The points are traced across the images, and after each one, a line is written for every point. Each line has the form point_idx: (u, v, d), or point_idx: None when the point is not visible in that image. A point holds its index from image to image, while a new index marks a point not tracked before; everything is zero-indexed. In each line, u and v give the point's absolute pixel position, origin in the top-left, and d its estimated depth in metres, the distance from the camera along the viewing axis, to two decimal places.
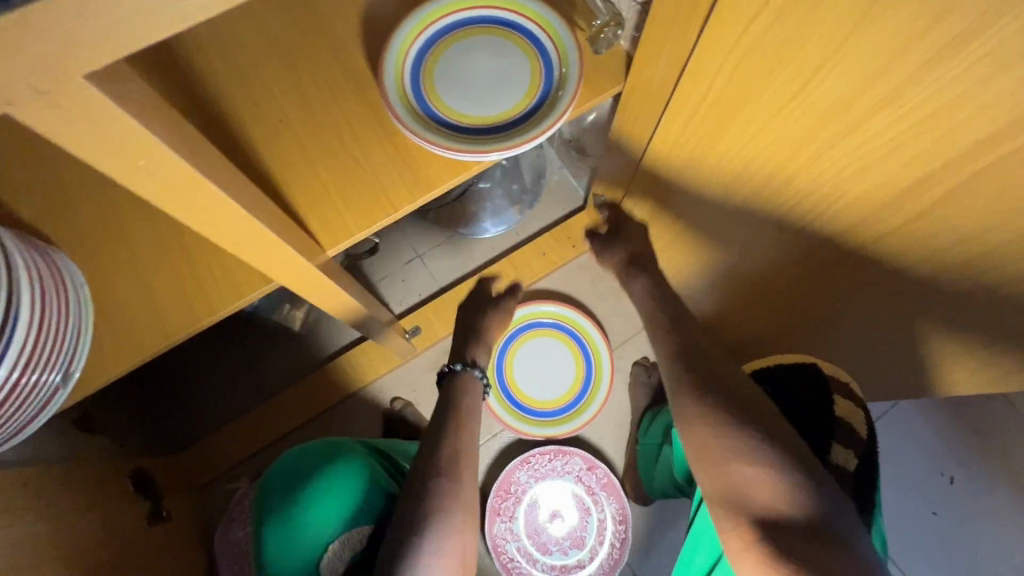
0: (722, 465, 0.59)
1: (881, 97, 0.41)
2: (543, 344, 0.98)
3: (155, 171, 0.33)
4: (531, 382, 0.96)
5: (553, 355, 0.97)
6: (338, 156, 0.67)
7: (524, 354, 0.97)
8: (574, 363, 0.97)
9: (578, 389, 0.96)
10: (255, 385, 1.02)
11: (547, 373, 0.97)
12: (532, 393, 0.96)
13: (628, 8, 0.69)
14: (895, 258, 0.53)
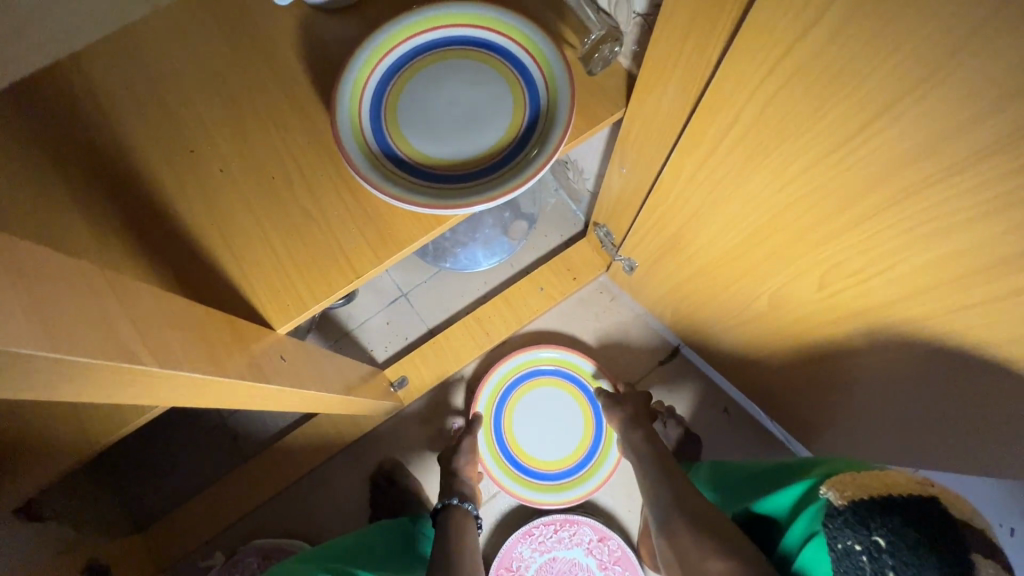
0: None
1: (978, 152, 0.30)
2: (551, 395, 0.88)
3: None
4: (527, 435, 0.86)
5: (560, 411, 0.87)
6: (287, 214, 0.56)
7: (527, 404, 0.88)
8: (582, 427, 0.86)
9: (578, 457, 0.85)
10: (229, 448, 0.92)
11: (550, 428, 0.86)
12: (525, 446, 0.86)
13: (626, 20, 0.57)
14: (979, 334, 0.41)
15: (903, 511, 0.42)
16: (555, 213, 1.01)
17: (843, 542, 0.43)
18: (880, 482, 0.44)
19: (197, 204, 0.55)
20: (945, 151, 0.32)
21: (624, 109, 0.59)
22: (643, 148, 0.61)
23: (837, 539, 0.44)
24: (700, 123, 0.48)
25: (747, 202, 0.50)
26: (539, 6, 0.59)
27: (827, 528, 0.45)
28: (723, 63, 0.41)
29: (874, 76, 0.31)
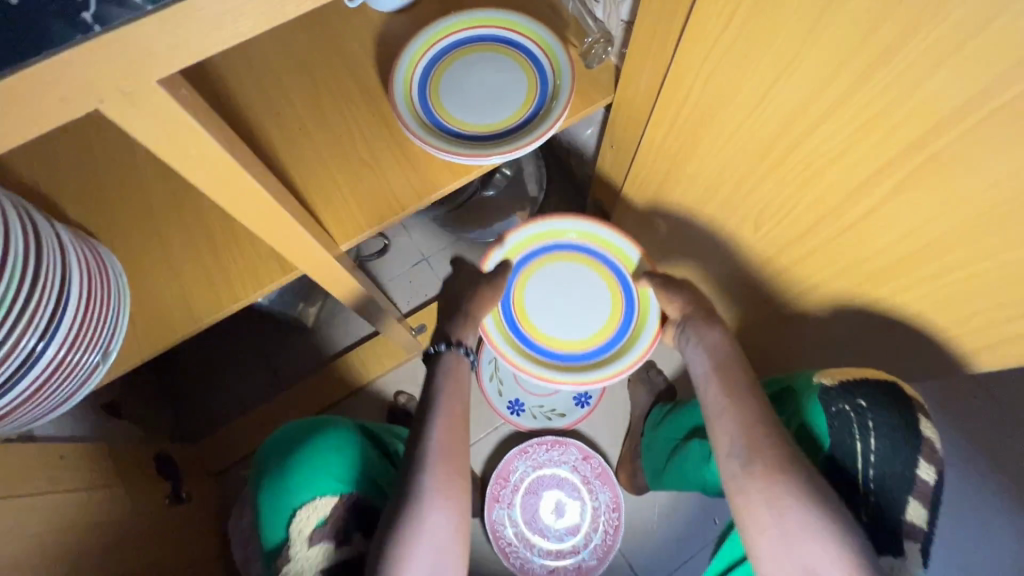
0: (781, 516, 0.53)
1: (830, 103, 0.47)
2: (589, 279, 0.77)
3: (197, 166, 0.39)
4: (537, 296, 0.77)
5: (584, 298, 0.77)
6: (350, 161, 0.73)
7: (549, 273, 0.78)
8: (600, 329, 0.76)
9: (568, 350, 0.76)
10: (269, 378, 1.06)
11: (570, 307, 0.77)
12: (529, 302, 0.77)
13: (616, 27, 0.75)
14: (856, 250, 0.58)
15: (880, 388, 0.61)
16: (558, 197, 1.19)
17: (837, 404, 0.61)
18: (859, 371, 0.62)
19: (284, 148, 0.72)
20: (811, 108, 0.49)
21: (610, 96, 0.77)
22: (627, 124, 0.78)
23: (833, 402, 0.61)
24: (667, 98, 0.65)
25: (701, 160, 0.67)
26: (552, 13, 0.77)
27: (828, 396, 0.62)
28: (679, 52, 0.58)
29: (768, 53, 0.48)
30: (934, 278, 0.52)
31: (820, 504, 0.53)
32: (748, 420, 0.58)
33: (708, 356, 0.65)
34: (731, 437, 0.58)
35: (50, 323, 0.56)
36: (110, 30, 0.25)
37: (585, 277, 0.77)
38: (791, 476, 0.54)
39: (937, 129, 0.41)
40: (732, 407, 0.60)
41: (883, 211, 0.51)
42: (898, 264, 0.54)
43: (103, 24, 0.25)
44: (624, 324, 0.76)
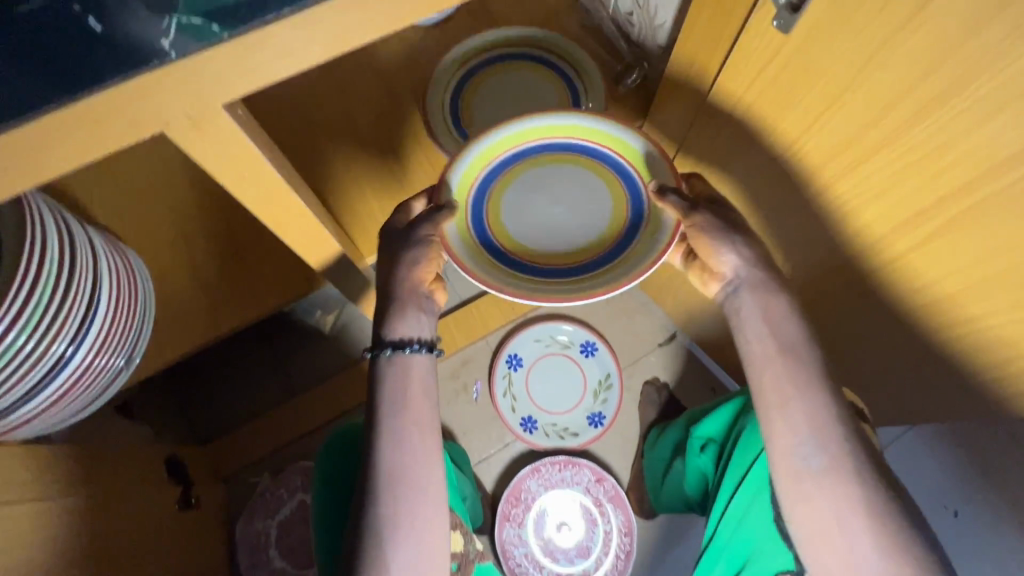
0: (840, 517, 0.54)
1: (878, 139, 0.47)
2: (589, 185, 0.62)
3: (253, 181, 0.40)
4: (516, 196, 0.62)
5: (577, 207, 0.61)
6: (382, 174, 0.74)
7: (526, 177, 0.62)
8: (589, 245, 0.60)
9: (542, 265, 0.60)
10: (281, 384, 1.06)
11: (555, 212, 0.61)
12: (508, 208, 0.62)
13: (652, 50, 0.73)
14: (886, 288, 0.58)
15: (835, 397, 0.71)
16: None
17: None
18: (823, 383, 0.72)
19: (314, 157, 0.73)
20: (854, 146, 0.49)
21: (642, 119, 0.77)
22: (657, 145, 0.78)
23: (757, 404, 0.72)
24: (702, 124, 0.65)
25: (733, 185, 0.67)
26: (586, 36, 0.78)
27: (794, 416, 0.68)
28: (719, 79, 0.58)
29: (817, 85, 0.48)
30: (973, 319, 0.52)
31: (884, 500, 0.53)
32: (813, 417, 0.56)
33: (773, 334, 0.59)
34: (799, 432, 0.56)
35: (80, 329, 0.58)
36: (182, 56, 0.29)
37: (583, 181, 0.62)
38: (864, 488, 0.54)
39: (988, 175, 0.41)
40: (799, 399, 0.56)
41: (923, 251, 0.51)
42: (938, 302, 0.54)
43: (177, 52, 0.28)
44: (620, 242, 0.60)
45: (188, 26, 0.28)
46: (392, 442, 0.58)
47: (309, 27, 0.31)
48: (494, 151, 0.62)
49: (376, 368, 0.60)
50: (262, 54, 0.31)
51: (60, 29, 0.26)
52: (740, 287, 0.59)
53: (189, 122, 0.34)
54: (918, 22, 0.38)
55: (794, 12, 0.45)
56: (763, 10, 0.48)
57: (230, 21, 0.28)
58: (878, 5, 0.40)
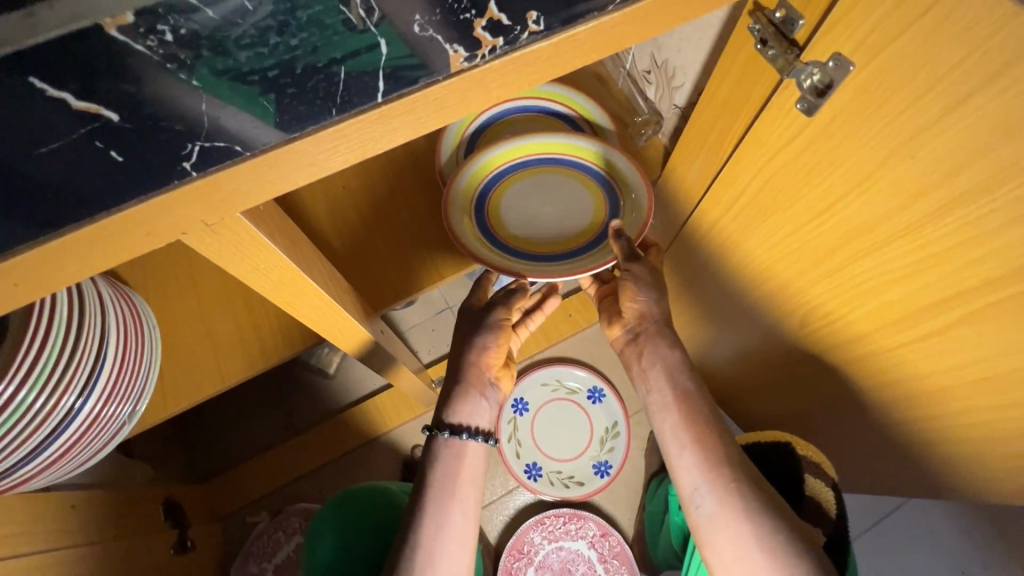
0: (743, 557, 0.56)
1: (899, 229, 0.45)
2: (583, 212, 0.67)
3: (268, 270, 0.39)
4: (538, 176, 0.67)
5: (560, 217, 0.67)
6: (393, 225, 0.72)
7: (533, 174, 0.68)
8: (534, 244, 0.66)
9: (493, 226, 0.66)
10: (284, 421, 1.05)
11: (545, 210, 0.67)
12: (512, 193, 0.67)
13: (668, 110, 0.73)
14: (905, 369, 0.56)
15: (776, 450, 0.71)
16: None
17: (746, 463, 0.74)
18: (763, 434, 0.73)
19: (328, 207, 0.72)
20: (877, 231, 0.48)
21: (657, 174, 0.77)
22: (672, 203, 0.77)
23: None
24: (720, 190, 0.64)
25: (749, 252, 0.66)
26: (600, 86, 0.76)
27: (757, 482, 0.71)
28: (739, 148, 0.57)
29: (839, 170, 0.47)
30: (998, 409, 0.50)
31: (777, 536, 0.55)
32: (706, 461, 0.61)
33: (671, 383, 0.65)
34: (692, 474, 0.61)
35: (88, 380, 0.56)
36: (204, 175, 0.28)
37: (581, 210, 0.67)
38: (760, 526, 0.56)
39: (1015, 275, 0.39)
40: (691, 442, 0.62)
41: (945, 338, 0.49)
42: (960, 389, 0.52)
43: (198, 171, 0.28)
44: (553, 259, 0.65)
45: (216, 149, 0.27)
46: (434, 520, 0.60)
47: (331, 138, 0.29)
48: (568, 147, 0.67)
49: (432, 445, 0.64)
50: (281, 169, 0.30)
51: (77, 154, 0.25)
52: (645, 333, 0.67)
53: (204, 229, 0.32)
54: (946, 123, 0.37)
55: (819, 96, 0.44)
56: (787, 90, 0.48)
57: (252, 143, 0.28)
58: (905, 101, 0.39)
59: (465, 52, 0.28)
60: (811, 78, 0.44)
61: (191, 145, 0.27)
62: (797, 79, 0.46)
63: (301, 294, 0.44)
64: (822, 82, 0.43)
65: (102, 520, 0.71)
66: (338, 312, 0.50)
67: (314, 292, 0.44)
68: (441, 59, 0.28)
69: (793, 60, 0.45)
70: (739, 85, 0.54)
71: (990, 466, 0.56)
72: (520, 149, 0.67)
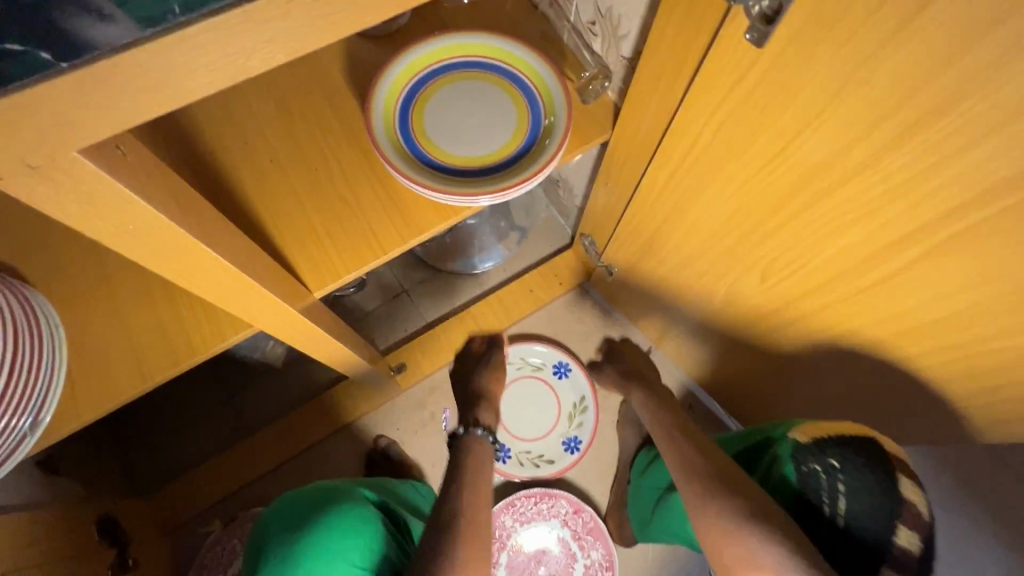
0: (716, 531, 0.54)
1: (858, 161, 0.43)
2: (494, 142, 0.66)
3: (149, 235, 0.33)
4: (487, 85, 0.67)
5: (482, 135, 0.67)
6: (329, 199, 0.66)
7: (465, 87, 0.67)
8: (432, 143, 0.66)
9: (413, 121, 0.66)
10: (233, 422, 0.98)
11: (468, 125, 0.67)
12: (440, 102, 0.67)
13: (616, 62, 0.69)
14: (869, 312, 0.55)
15: (850, 444, 0.56)
16: (547, 224, 1.11)
17: (808, 464, 0.56)
18: (835, 427, 0.58)
19: (254, 183, 0.65)
20: (838, 165, 0.45)
21: (609, 132, 0.73)
22: (626, 164, 0.73)
23: (802, 463, 0.57)
24: (673, 142, 0.61)
25: (706, 207, 0.63)
26: (547, 44, 0.73)
27: (797, 456, 0.57)
28: (690, 93, 0.54)
29: (793, 105, 0.44)
30: (964, 343, 0.49)
31: (735, 503, 0.54)
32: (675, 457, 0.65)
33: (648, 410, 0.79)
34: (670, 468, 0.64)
35: None
36: (72, 70, 0.22)
37: (494, 137, 0.66)
38: (719, 494, 0.56)
39: (983, 196, 0.38)
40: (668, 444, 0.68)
41: (910, 275, 0.47)
42: (925, 327, 0.51)
43: None
44: (456, 175, 0.65)
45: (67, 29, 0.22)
46: (466, 501, 0.60)
47: (190, 50, 0.25)
48: (532, 74, 0.67)
49: (466, 440, 0.72)
50: (122, 79, 0.25)
51: None
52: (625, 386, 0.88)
53: (39, 176, 0.26)
54: (903, 38, 0.34)
55: (769, 23, 0.41)
56: (736, 21, 0.44)
57: (70, 51, 0.22)
58: (860, 18, 0.36)
59: None
60: (760, 4, 0.41)
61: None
62: (745, 6, 0.42)
63: (208, 266, 0.38)
64: (772, 6, 0.40)
65: (28, 538, 0.64)
66: (253, 289, 0.44)
67: (213, 264, 0.39)
68: None
69: None
70: (686, 21, 0.50)
71: (954, 402, 0.56)
72: (496, 52, 0.67)
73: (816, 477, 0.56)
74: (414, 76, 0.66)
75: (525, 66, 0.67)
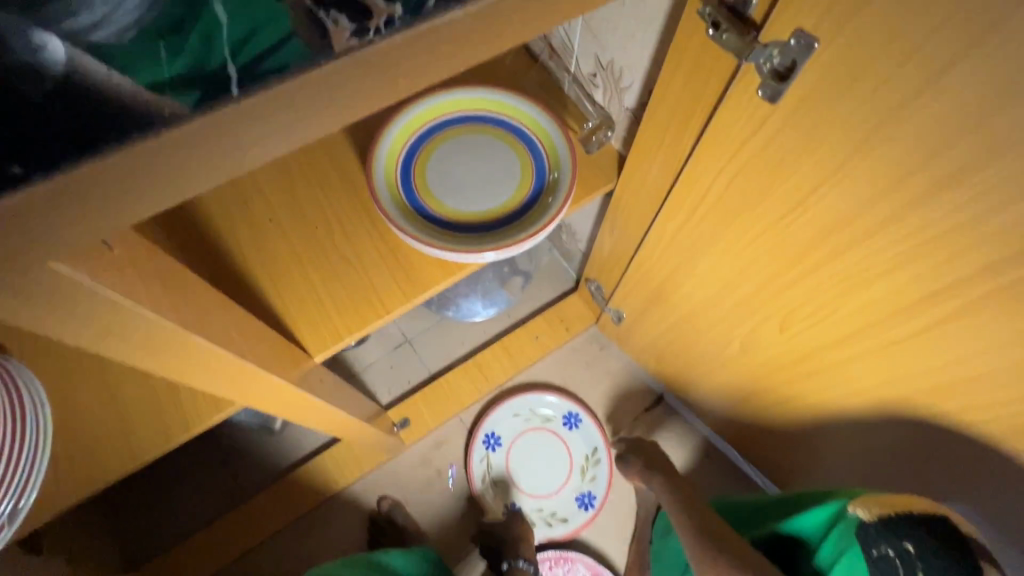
0: None
1: (882, 216, 0.41)
2: (498, 196, 0.65)
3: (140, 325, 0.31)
4: (490, 139, 0.67)
5: (485, 189, 0.65)
6: (330, 259, 0.65)
7: (467, 142, 0.66)
8: (435, 199, 0.64)
9: (415, 177, 0.65)
10: (230, 486, 0.93)
11: (471, 179, 0.66)
12: (443, 157, 0.66)
13: (619, 113, 0.69)
14: (901, 366, 0.52)
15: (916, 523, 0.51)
16: (551, 268, 1.09)
17: (879, 548, 0.52)
18: (897, 501, 0.53)
19: (252, 245, 0.63)
20: (861, 220, 0.43)
21: (614, 181, 0.72)
22: (632, 213, 0.72)
23: (871, 546, 0.52)
24: (682, 194, 0.59)
25: (719, 258, 0.61)
26: (548, 95, 0.73)
27: (862, 538, 0.53)
28: (699, 146, 0.53)
29: (810, 160, 0.43)
30: (1003, 402, 0.46)
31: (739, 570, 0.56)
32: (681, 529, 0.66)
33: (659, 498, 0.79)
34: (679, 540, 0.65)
35: None
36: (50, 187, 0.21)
37: (498, 191, 0.65)
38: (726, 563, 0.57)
39: (1019, 256, 0.36)
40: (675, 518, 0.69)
41: (941, 332, 0.45)
42: (960, 385, 0.48)
43: None
44: (459, 230, 0.64)
45: (68, 135, 0.21)
46: None
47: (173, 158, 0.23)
48: (535, 127, 0.66)
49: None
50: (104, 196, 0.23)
51: None
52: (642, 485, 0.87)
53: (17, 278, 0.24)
54: (927, 97, 0.33)
55: (781, 81, 0.40)
56: (746, 78, 0.43)
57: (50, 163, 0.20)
58: (880, 76, 0.35)
59: (351, 26, 0.23)
60: (771, 62, 0.40)
61: (30, 124, 0.20)
62: (756, 63, 0.41)
63: (202, 352, 0.36)
64: (784, 63, 0.39)
65: None
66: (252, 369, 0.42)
67: (207, 350, 0.36)
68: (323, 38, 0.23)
69: (751, 43, 0.40)
70: (693, 77, 0.49)
71: (994, 461, 0.53)
72: (499, 106, 0.67)
73: (888, 561, 0.51)
74: (416, 132, 0.66)
75: (529, 119, 0.66)
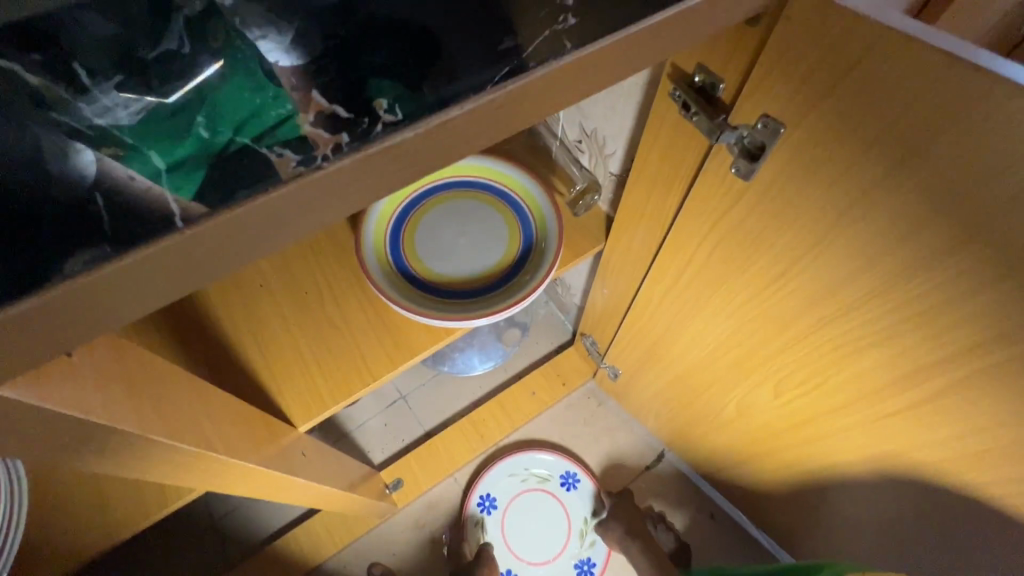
0: None
1: (863, 292, 0.41)
2: (485, 261, 0.65)
3: None
4: (478, 205, 0.68)
5: (473, 254, 0.66)
6: (319, 325, 0.65)
7: (456, 208, 0.67)
8: (423, 265, 0.65)
9: (404, 243, 0.66)
10: (216, 553, 0.90)
11: (459, 245, 0.66)
12: (432, 223, 0.67)
13: (604, 177, 0.71)
14: (899, 439, 0.50)
15: None
16: (547, 321, 1.08)
17: None
18: None
19: (241, 312, 0.64)
20: (844, 293, 0.43)
21: (603, 243, 0.72)
22: (621, 273, 0.72)
23: None
24: (667, 259, 0.59)
25: (708, 322, 0.60)
26: (536, 159, 0.73)
27: None
28: (681, 215, 0.53)
29: (788, 234, 0.43)
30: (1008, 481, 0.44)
31: None
32: None
33: None
34: None
35: None
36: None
37: (486, 255, 0.66)
38: None
39: (1003, 337, 0.35)
40: None
41: (935, 407, 0.44)
42: (961, 461, 0.46)
43: None
44: (447, 296, 0.64)
45: (62, 250, 0.20)
46: None
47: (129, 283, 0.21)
48: (523, 192, 0.67)
49: None
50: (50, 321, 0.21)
51: None
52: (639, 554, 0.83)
53: None
54: (893, 182, 0.34)
55: (753, 160, 0.41)
56: (719, 155, 0.44)
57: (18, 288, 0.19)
58: (846, 160, 0.35)
59: (296, 156, 0.22)
60: (741, 142, 0.40)
61: (41, 233, 0.20)
62: (727, 143, 0.42)
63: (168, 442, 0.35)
64: (754, 144, 0.40)
65: None
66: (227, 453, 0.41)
67: None
68: (267, 166, 0.22)
69: (720, 124, 0.41)
70: (671, 150, 0.50)
71: None
72: (488, 172, 0.68)
73: None
74: (405, 199, 0.67)
75: (517, 187, 0.67)
